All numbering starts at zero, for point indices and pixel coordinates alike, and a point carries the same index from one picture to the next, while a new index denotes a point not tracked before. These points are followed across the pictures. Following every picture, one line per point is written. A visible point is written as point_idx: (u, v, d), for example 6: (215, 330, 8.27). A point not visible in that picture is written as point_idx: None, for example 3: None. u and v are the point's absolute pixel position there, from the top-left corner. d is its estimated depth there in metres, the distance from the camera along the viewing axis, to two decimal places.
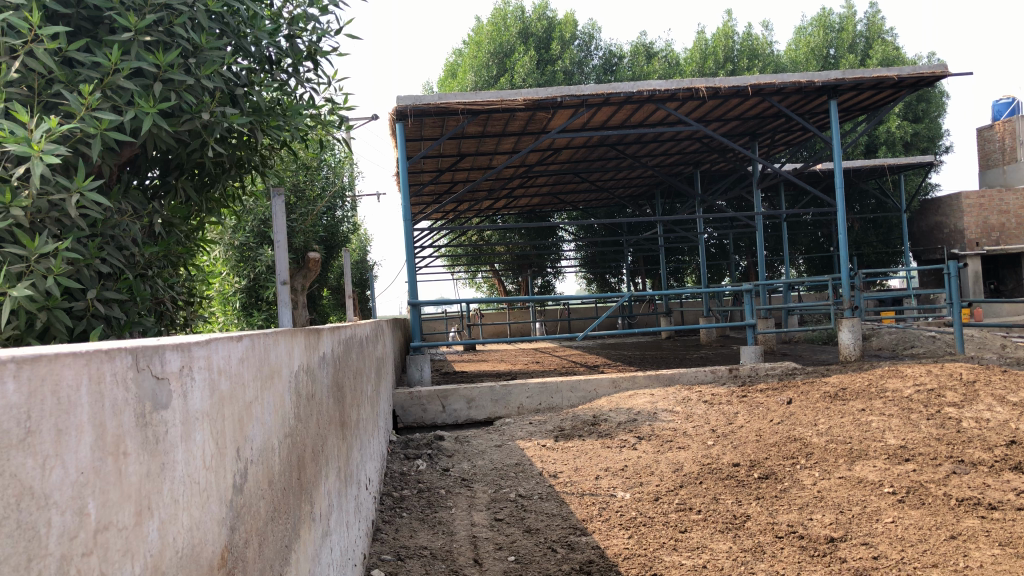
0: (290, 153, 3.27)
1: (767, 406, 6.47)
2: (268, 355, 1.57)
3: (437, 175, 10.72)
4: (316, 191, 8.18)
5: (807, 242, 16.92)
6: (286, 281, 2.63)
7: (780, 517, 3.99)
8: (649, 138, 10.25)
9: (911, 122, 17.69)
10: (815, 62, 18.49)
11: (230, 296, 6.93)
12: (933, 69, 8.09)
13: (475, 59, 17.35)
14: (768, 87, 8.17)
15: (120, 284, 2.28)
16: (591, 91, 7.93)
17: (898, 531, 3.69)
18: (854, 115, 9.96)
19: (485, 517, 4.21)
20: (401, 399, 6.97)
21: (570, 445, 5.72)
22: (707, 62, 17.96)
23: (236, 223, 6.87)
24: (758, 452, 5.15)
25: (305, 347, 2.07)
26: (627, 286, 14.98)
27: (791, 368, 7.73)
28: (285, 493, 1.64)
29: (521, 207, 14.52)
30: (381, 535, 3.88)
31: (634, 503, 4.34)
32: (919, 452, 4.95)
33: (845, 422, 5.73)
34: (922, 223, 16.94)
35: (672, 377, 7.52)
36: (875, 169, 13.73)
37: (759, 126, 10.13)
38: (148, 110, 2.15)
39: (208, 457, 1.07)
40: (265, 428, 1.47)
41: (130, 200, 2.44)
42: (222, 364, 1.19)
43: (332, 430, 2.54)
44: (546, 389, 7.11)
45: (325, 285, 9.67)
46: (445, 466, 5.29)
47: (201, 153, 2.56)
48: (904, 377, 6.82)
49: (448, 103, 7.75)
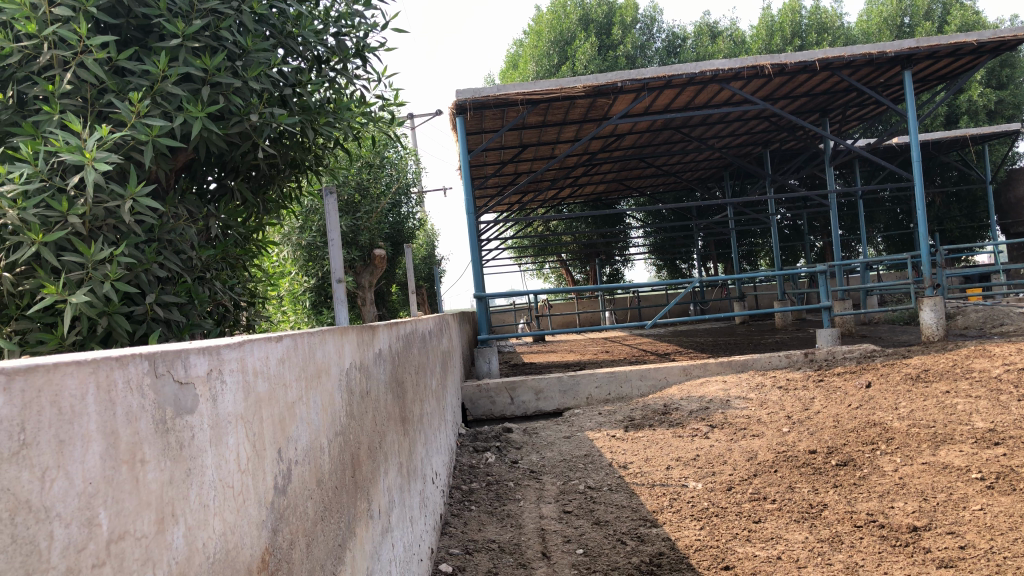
0: (345, 150, 3.28)
1: (845, 390, 6.26)
2: (314, 354, 1.56)
3: (501, 167, 10.71)
4: (380, 188, 8.26)
5: (886, 219, 16.33)
6: (342, 279, 2.64)
7: (859, 505, 3.85)
8: (715, 119, 10.03)
9: (995, 89, 16.88)
10: (889, 32, 17.79)
11: (299, 295, 7.06)
12: (1015, 32, 7.69)
13: (535, 48, 17.30)
14: (837, 61, 7.89)
15: (179, 287, 2.32)
16: (652, 74, 7.78)
17: (987, 520, 3.51)
18: (931, 85, 9.55)
19: (553, 510, 4.18)
20: (470, 392, 6.99)
21: (640, 435, 5.64)
22: (774, 38, 17.49)
23: (302, 222, 6.98)
24: (835, 439, 4.98)
25: (357, 344, 2.07)
26: (697, 271, 14.72)
27: (871, 351, 7.46)
28: (337, 492, 1.63)
29: (587, 195, 14.42)
30: (450, 529, 3.88)
31: (706, 494, 4.25)
32: (1010, 435, 4.71)
33: (928, 405, 5.50)
34: (1010, 195, 16.16)
35: (745, 362, 7.35)
36: (956, 140, 13.14)
37: (829, 101, 9.80)
38: (197, 114, 2.17)
39: (243, 461, 1.07)
40: (312, 428, 1.47)
41: (187, 204, 2.48)
42: (259, 365, 1.19)
43: (392, 426, 2.54)
44: (615, 378, 7.04)
45: (393, 281, 9.78)
46: (514, 458, 5.27)
47: (253, 155, 2.59)
48: (992, 357, 6.51)
49: (507, 95, 7.71)
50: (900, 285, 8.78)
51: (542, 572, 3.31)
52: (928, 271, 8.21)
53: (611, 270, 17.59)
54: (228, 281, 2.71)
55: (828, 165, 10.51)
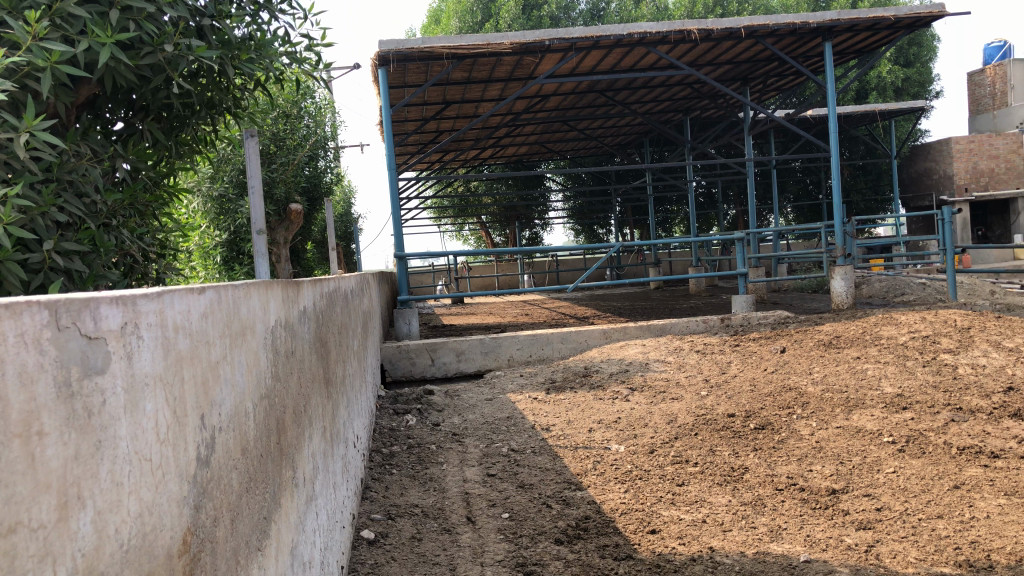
0: (266, 93, 3.05)
1: (761, 354, 6.39)
2: (239, 309, 1.41)
3: (422, 123, 10.45)
4: (297, 140, 7.92)
5: (796, 190, 16.77)
6: (263, 230, 2.44)
7: (779, 468, 3.91)
8: (639, 83, 10.02)
9: (902, 66, 17.45)
10: (806, 6, 18.14)
11: (210, 250, 6.73)
12: (930, 9, 7.89)
13: (459, 4, 16.99)
14: (762, 29, 7.94)
15: (81, 235, 2.10)
16: (580, 34, 7.66)
17: (900, 482, 3.60)
18: (848, 59, 9.74)
19: (477, 473, 4.10)
20: (389, 352, 6.82)
21: (562, 398, 5.61)
22: (696, 7, 17.62)
23: (213, 173, 6.62)
24: (753, 402, 5.06)
25: (283, 300, 1.91)
26: (616, 236, 14.80)
27: (784, 317, 7.63)
28: (262, 461, 1.49)
29: (508, 157, 14.29)
30: (370, 493, 3.76)
31: (629, 456, 4.25)
32: (917, 400, 4.87)
33: (840, 370, 5.66)
34: (912, 170, 16.83)
35: (663, 327, 7.42)
36: (867, 114, 13.51)
37: (751, 70, 9.90)
38: (105, 40, 1.93)
39: (162, 429, 0.92)
40: (236, 390, 1.32)
41: (90, 143, 2.24)
42: (179, 320, 1.03)
43: (316, 388, 2.39)
44: (536, 340, 7.01)
45: (308, 238, 9.46)
46: (435, 420, 5.17)
47: (166, 91, 2.35)
48: (898, 325, 6.73)
49: (432, 48, 7.48)
50: (812, 254, 8.98)
51: (467, 538, 3.22)
52: (840, 241, 8.42)
53: (530, 233, 17.58)
54: (137, 230, 2.49)
55: (747, 134, 10.66)
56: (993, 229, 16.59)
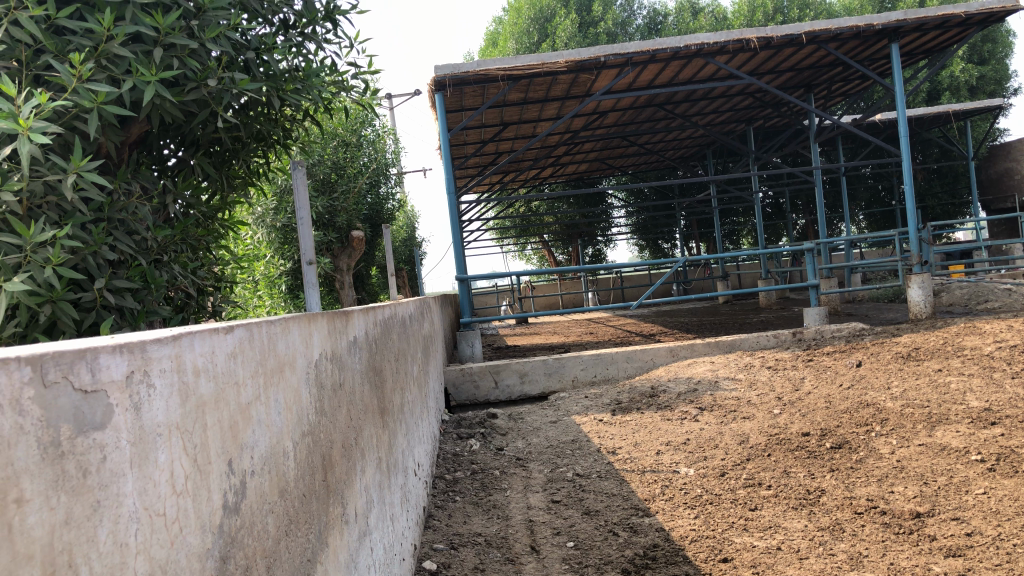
0: (316, 123, 3.06)
1: (835, 369, 6.14)
2: (275, 346, 1.37)
3: (481, 146, 10.49)
4: (357, 167, 8.00)
5: (868, 196, 16.26)
6: (312, 260, 2.41)
7: (858, 490, 3.71)
8: (699, 95, 9.86)
9: (976, 64, 16.84)
10: (871, 8, 17.67)
11: (275, 280, 6.84)
12: (1003, 3, 7.56)
13: (515, 25, 17.08)
14: (824, 34, 7.72)
15: (133, 271, 2.11)
16: (636, 48, 7.58)
17: (992, 504, 3.38)
18: (916, 59, 9.41)
19: (541, 499, 4.02)
20: (452, 376, 6.80)
21: (628, 419, 5.49)
22: (755, 14, 17.37)
23: (276, 203, 6.74)
24: (828, 420, 4.85)
25: (328, 332, 1.87)
26: (681, 250, 14.55)
27: (860, 329, 7.35)
28: (305, 501, 1.45)
29: (568, 175, 14.25)
30: (433, 522, 3.71)
31: (699, 480, 4.10)
32: (1007, 415, 4.59)
33: (921, 384, 5.39)
34: (990, 171, 16.16)
35: (732, 343, 7.22)
36: (940, 116, 13.01)
37: (815, 76, 9.64)
38: (149, 79, 1.94)
39: (178, 480, 0.87)
40: (271, 430, 1.27)
41: (140, 179, 2.26)
42: (201, 363, 0.99)
43: (369, 418, 2.35)
44: (601, 360, 6.89)
45: (371, 264, 9.54)
46: (499, 445, 5.10)
47: (212, 125, 2.36)
48: (983, 334, 6.40)
49: (488, 70, 7.49)
50: (887, 262, 8.64)
51: (531, 569, 3.14)
52: (916, 248, 8.09)
53: (593, 251, 17.45)
54: (190, 265, 2.49)
55: (812, 141, 10.37)
56: None
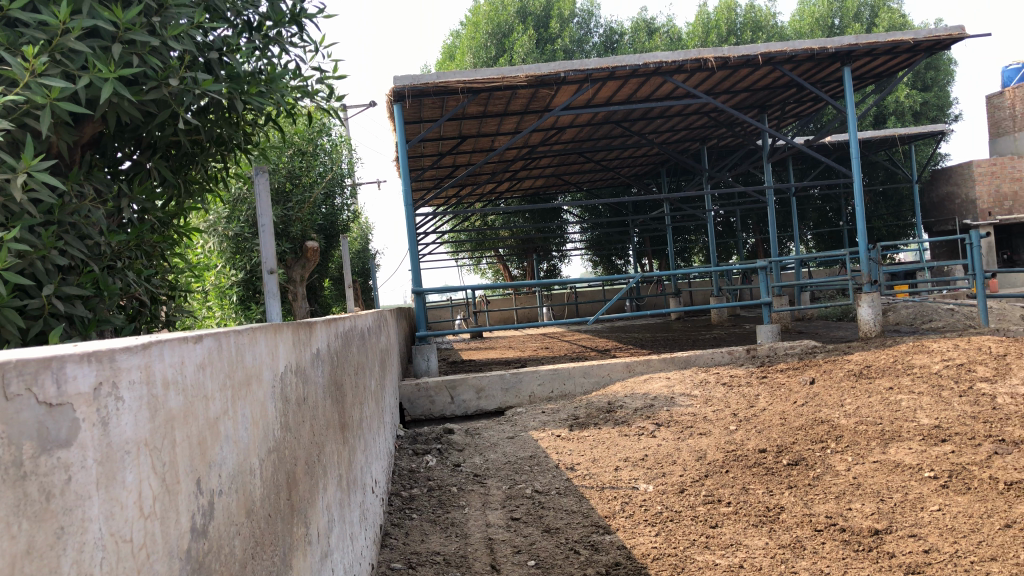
0: (278, 129, 2.97)
1: (789, 386, 6.20)
2: (243, 357, 1.30)
3: (438, 158, 10.43)
4: (313, 177, 7.87)
5: (816, 217, 16.59)
6: (274, 269, 2.32)
7: (816, 508, 3.73)
8: (656, 113, 9.96)
9: (920, 90, 17.36)
10: (820, 33, 18.12)
11: (227, 290, 6.67)
12: (950, 31, 7.79)
13: (472, 40, 17.09)
14: (779, 55, 7.85)
15: (84, 278, 2.00)
16: (595, 65, 7.61)
17: (947, 521, 3.41)
18: (866, 83, 9.63)
19: (501, 517, 3.95)
20: (408, 391, 6.70)
21: (586, 435, 5.46)
22: (709, 36, 17.68)
23: (229, 212, 6.59)
24: (784, 437, 4.87)
25: (293, 343, 1.80)
26: (634, 267, 14.65)
27: (812, 347, 7.44)
28: (270, 522, 1.37)
29: (524, 190, 14.27)
30: (390, 540, 3.62)
31: (658, 497, 4.08)
32: (956, 432, 4.67)
33: (873, 402, 5.46)
34: (933, 194, 16.62)
35: (687, 359, 7.24)
36: (887, 139, 13.33)
37: (768, 97, 9.81)
38: (107, 75, 1.85)
39: (146, 501, 0.80)
40: (239, 447, 1.20)
41: (94, 182, 2.16)
42: (170, 374, 0.92)
43: (331, 434, 2.27)
44: (558, 375, 6.86)
45: (325, 276, 9.40)
46: (456, 461, 5.03)
47: (172, 127, 2.27)
48: (931, 353, 6.53)
49: (447, 82, 7.44)
50: (837, 281, 8.79)
51: None
52: (866, 268, 8.23)
53: (547, 266, 17.48)
54: (145, 272, 2.38)
55: (765, 161, 10.54)
56: (1018, 252, 16.28)
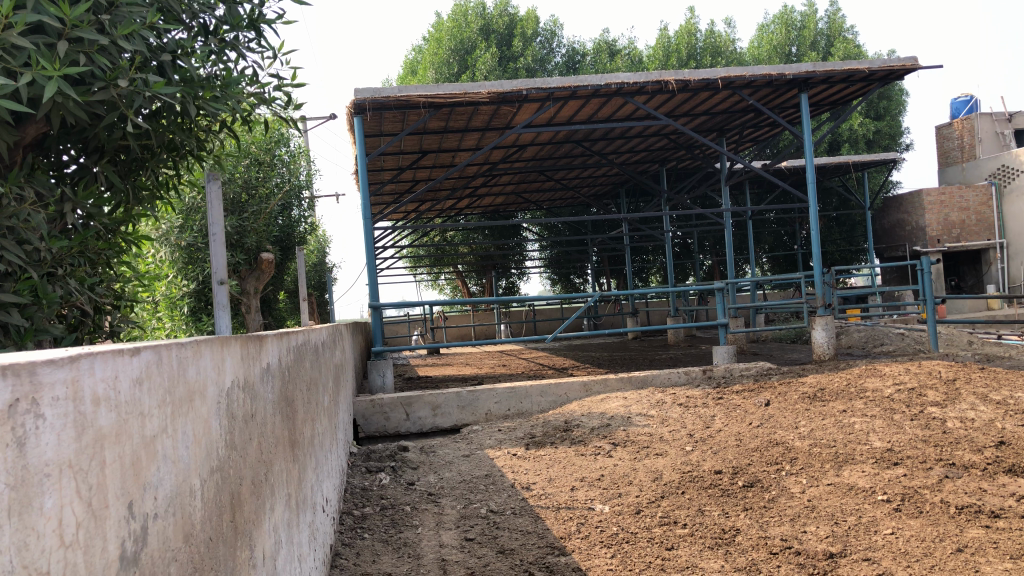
0: (233, 136, 2.89)
1: (744, 408, 6.22)
2: (186, 373, 1.22)
3: (398, 173, 10.36)
4: (270, 188, 7.73)
5: (772, 240, 16.83)
6: (224, 280, 2.23)
7: (772, 530, 3.72)
8: (616, 134, 10.02)
9: (873, 119, 17.78)
10: (777, 60, 18.47)
11: (178, 301, 6.52)
12: (903, 62, 7.96)
13: (435, 56, 17.10)
14: (739, 80, 7.94)
15: (21, 284, 1.90)
16: (558, 84, 7.62)
17: (900, 545, 3.43)
18: (822, 110, 9.80)
19: (454, 537, 3.88)
20: (362, 407, 6.59)
21: (542, 454, 5.41)
22: (670, 59, 17.93)
23: (183, 221, 6.51)
24: (739, 458, 4.87)
25: (242, 358, 1.72)
26: (592, 286, 14.69)
27: (767, 369, 7.49)
28: (212, 547, 1.30)
29: (485, 206, 14.24)
30: (340, 561, 3.51)
31: (614, 518, 4.04)
32: (908, 455, 4.71)
33: (827, 424, 5.50)
34: (885, 221, 16.96)
35: (644, 379, 7.24)
36: (841, 166, 13.58)
37: (728, 121, 9.94)
38: (51, 74, 1.77)
39: (67, 530, 0.73)
40: (178, 467, 1.13)
41: (34, 184, 2.06)
42: (103, 389, 0.86)
43: (280, 452, 2.19)
44: (515, 394, 6.81)
45: (279, 289, 9.25)
46: (410, 479, 4.94)
47: (121, 130, 2.18)
48: (883, 377, 6.61)
49: (409, 96, 7.38)
50: (793, 304, 8.87)
51: None
52: (820, 291, 8.33)
53: (506, 283, 17.47)
54: (87, 280, 2.28)
55: (723, 184, 10.66)
56: (966, 279, 16.68)
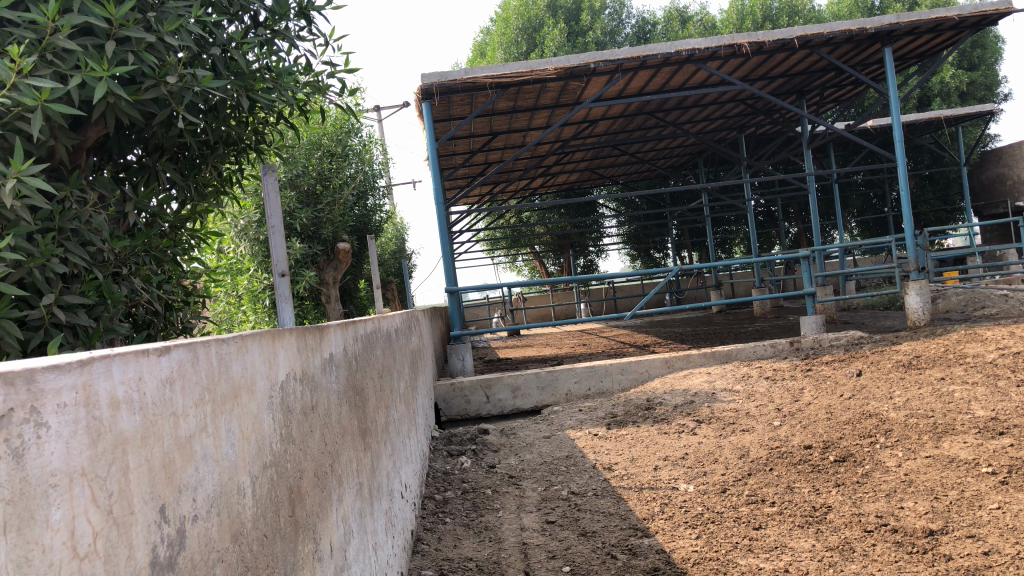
0: (292, 127, 2.89)
1: (835, 379, 5.99)
2: (229, 369, 1.20)
3: (470, 156, 10.36)
4: (343, 178, 7.81)
5: (860, 203, 16.18)
6: (285, 272, 2.23)
7: (866, 507, 3.55)
8: (691, 102, 9.75)
9: (966, 70, 16.85)
10: (859, 14, 17.68)
11: (259, 294, 6.58)
12: (997, 6, 7.46)
13: (503, 36, 17.03)
14: (816, 38, 7.59)
15: (87, 285, 1.93)
16: (626, 55, 7.43)
17: (1007, 520, 3.22)
18: (909, 64, 9.30)
19: (536, 520, 3.84)
20: (443, 391, 6.62)
21: (624, 433, 5.32)
22: (745, 22, 17.39)
23: (259, 216, 6.61)
24: (830, 432, 4.68)
25: (298, 350, 1.70)
26: (673, 260, 14.41)
27: (858, 338, 7.19)
28: (267, 544, 1.28)
29: (559, 185, 14.14)
30: (422, 546, 3.52)
31: (699, 497, 3.93)
32: (1015, 424, 4.44)
33: (924, 393, 5.23)
34: (983, 176, 16.08)
35: (729, 353, 7.05)
36: (932, 121, 12.90)
37: (807, 82, 9.55)
38: (100, 75, 1.77)
39: (82, 542, 0.70)
40: (222, 465, 1.11)
41: (97, 186, 2.10)
42: (123, 390, 0.83)
43: (347, 442, 2.18)
44: (595, 373, 6.73)
45: (358, 277, 9.38)
46: (491, 462, 4.93)
47: (176, 127, 2.19)
48: (984, 341, 6.25)
49: (475, 78, 7.33)
50: (883, 269, 8.49)
51: None
52: (912, 253, 7.94)
53: (585, 260, 17.34)
54: (154, 278, 2.31)
55: (805, 148, 10.26)
56: None
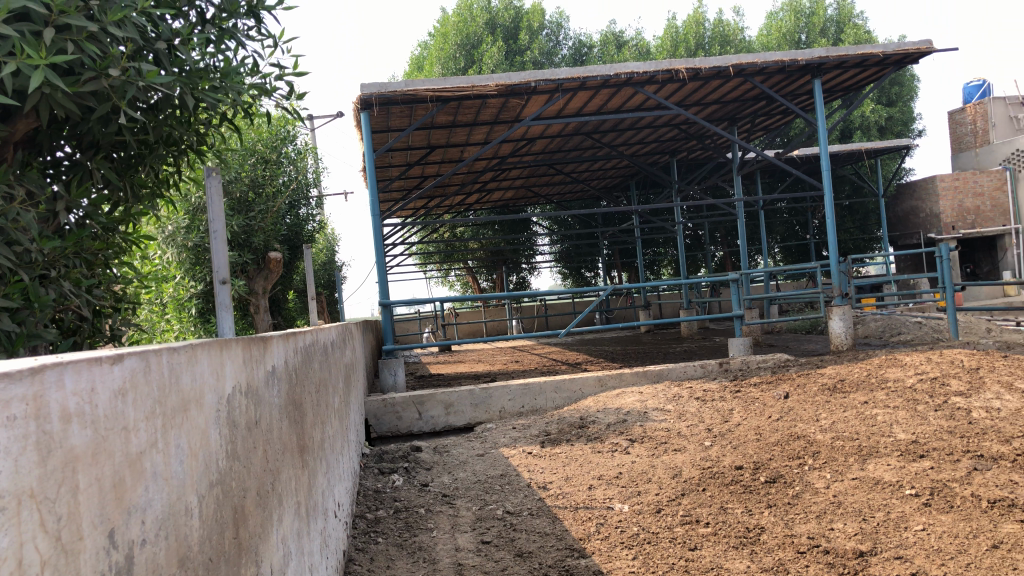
0: (233, 129, 2.79)
1: (763, 401, 6.09)
2: (179, 380, 1.12)
3: (406, 168, 10.25)
4: (276, 186, 7.64)
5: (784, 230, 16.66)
6: (226, 280, 2.13)
7: (797, 528, 3.60)
8: (627, 125, 9.90)
9: (885, 105, 17.56)
10: (787, 47, 18.28)
11: (184, 302, 6.36)
12: (918, 45, 7.78)
13: (441, 51, 16.96)
14: (750, 67, 7.76)
15: (11, 288, 1.81)
16: (566, 74, 7.47)
17: (932, 542, 3.30)
18: (835, 97, 9.62)
19: (470, 540, 3.78)
20: (374, 407, 6.50)
21: (559, 452, 5.30)
22: (678, 49, 17.77)
23: (189, 221, 6.40)
24: (760, 453, 4.75)
25: (243, 361, 1.62)
26: (603, 280, 14.56)
27: (785, 360, 7.35)
28: (211, 568, 1.20)
29: (494, 201, 14.16)
30: (354, 567, 3.42)
31: (634, 517, 3.92)
32: (934, 447, 4.58)
33: (848, 416, 5.36)
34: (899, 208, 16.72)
35: (660, 372, 7.11)
36: (854, 153, 13.33)
37: (739, 109, 9.80)
38: (37, 63, 1.67)
39: (29, 571, 0.63)
40: (171, 484, 1.03)
41: (26, 182, 1.98)
42: (73, 400, 0.75)
43: (287, 459, 2.09)
44: (529, 390, 6.70)
45: (288, 288, 9.17)
46: (424, 481, 4.84)
47: (114, 122, 2.09)
48: (903, 367, 6.47)
49: (415, 90, 7.25)
50: (808, 295, 8.72)
51: None
52: (837, 280, 8.16)
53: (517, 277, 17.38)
54: (84, 282, 2.19)
55: (736, 174, 10.50)
56: (982, 266, 16.38)
